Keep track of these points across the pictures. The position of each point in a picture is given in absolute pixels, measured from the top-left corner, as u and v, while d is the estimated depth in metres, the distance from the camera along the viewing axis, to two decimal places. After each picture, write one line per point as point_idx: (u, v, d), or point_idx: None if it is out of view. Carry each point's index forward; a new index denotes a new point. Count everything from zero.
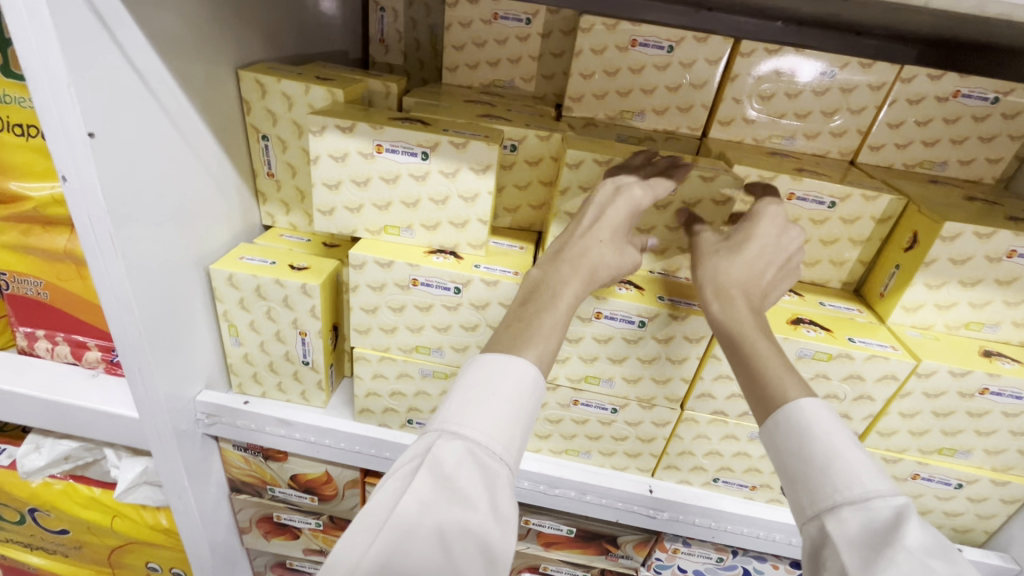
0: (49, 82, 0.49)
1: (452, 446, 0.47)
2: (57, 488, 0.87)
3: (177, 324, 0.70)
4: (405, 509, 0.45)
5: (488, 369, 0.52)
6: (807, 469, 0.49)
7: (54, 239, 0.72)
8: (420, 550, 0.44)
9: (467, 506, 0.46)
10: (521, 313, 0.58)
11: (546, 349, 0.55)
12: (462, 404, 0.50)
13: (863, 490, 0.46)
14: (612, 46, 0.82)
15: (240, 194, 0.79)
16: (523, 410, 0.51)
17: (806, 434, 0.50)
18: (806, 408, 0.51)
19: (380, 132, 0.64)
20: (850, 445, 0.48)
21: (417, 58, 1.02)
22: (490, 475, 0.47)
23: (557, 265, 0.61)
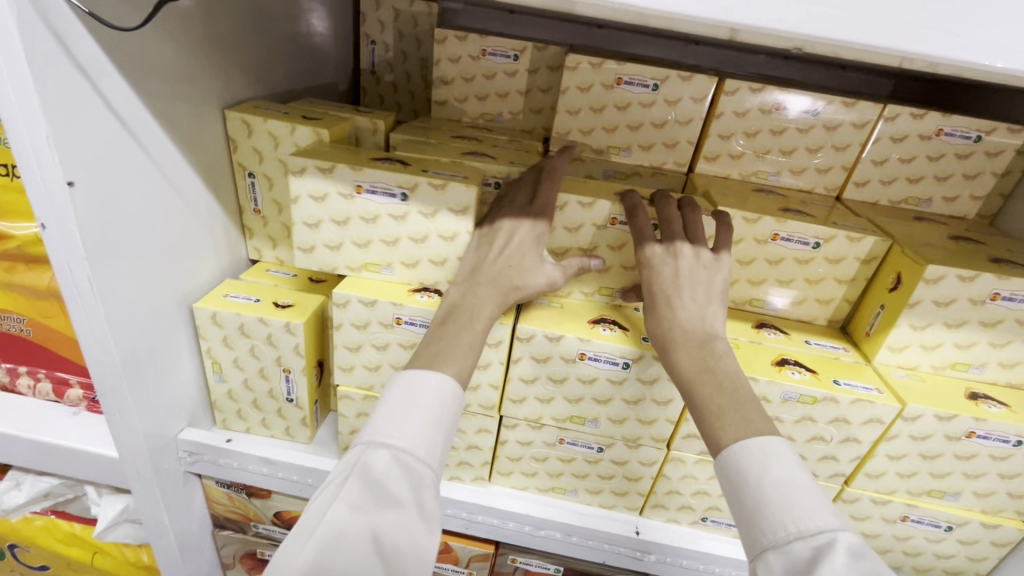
0: (28, 132, 0.50)
1: (379, 456, 0.48)
2: (37, 525, 0.86)
3: (159, 364, 0.69)
4: (335, 517, 0.45)
5: (408, 385, 0.53)
6: (744, 512, 0.50)
7: (38, 277, 0.72)
8: (351, 553, 0.45)
9: (396, 507, 0.47)
10: (441, 332, 0.59)
11: (465, 364, 0.57)
12: (387, 417, 0.51)
13: (789, 531, 0.46)
14: (598, 84, 0.83)
15: (226, 230, 0.79)
16: (443, 415, 0.52)
17: (742, 476, 0.51)
18: (741, 451, 0.52)
19: (360, 174, 0.64)
20: (782, 484, 0.49)
21: (408, 89, 1.03)
22: (416, 478, 0.48)
23: (475, 286, 0.62)
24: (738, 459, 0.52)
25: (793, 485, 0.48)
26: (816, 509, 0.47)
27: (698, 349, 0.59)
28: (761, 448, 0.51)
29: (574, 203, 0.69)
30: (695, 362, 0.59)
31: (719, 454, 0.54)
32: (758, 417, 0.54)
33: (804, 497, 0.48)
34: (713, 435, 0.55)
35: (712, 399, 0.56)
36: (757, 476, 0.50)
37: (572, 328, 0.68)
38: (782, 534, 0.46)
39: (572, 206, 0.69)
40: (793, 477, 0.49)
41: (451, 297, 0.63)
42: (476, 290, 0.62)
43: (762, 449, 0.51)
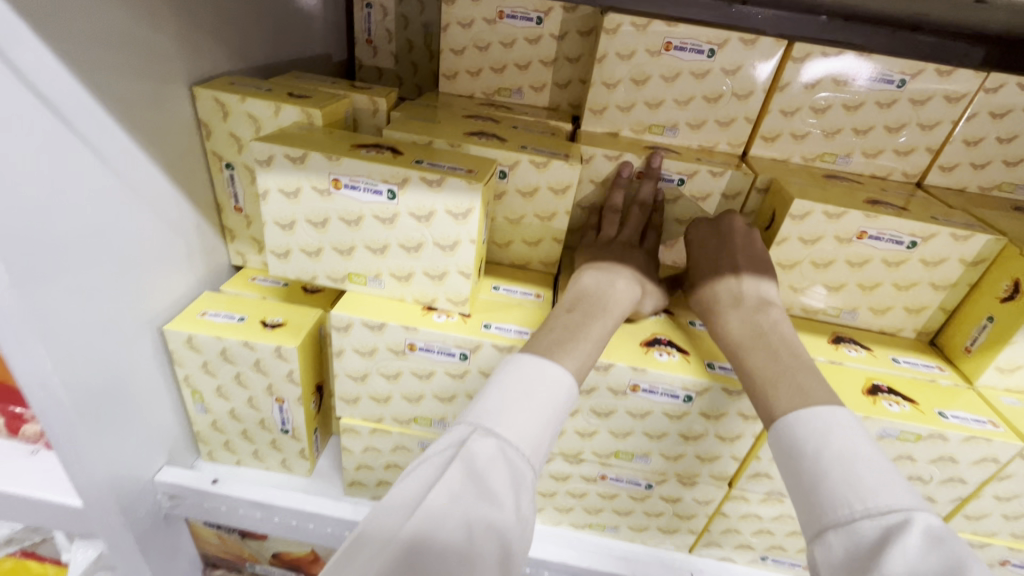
0: None
1: (487, 445, 0.42)
2: (6, 566, 0.76)
3: (128, 398, 0.59)
4: (435, 505, 0.38)
5: (524, 369, 0.48)
6: (800, 487, 0.44)
7: None
8: (448, 548, 0.37)
9: (496, 503, 0.40)
10: (567, 318, 0.54)
11: (587, 359, 0.51)
12: (493, 402, 0.45)
13: (847, 508, 0.40)
14: (641, 50, 0.70)
15: (201, 232, 0.66)
16: (553, 415, 0.47)
17: (794, 445, 0.45)
18: (795, 420, 0.46)
19: (337, 164, 0.52)
20: (844, 458, 0.42)
21: (410, 60, 0.89)
22: (518, 478, 0.42)
23: (609, 276, 0.60)
24: (790, 428, 0.46)
25: (856, 460, 0.42)
26: (882, 487, 0.40)
27: (742, 315, 0.56)
28: (820, 419, 0.45)
29: (600, 156, 0.67)
30: (746, 329, 0.55)
31: (768, 421, 0.48)
32: (817, 384, 0.49)
33: (872, 473, 0.41)
34: (763, 403, 0.50)
35: (765, 363, 0.52)
36: (815, 448, 0.44)
37: (622, 353, 0.56)
38: (843, 512, 0.40)
39: (599, 159, 0.68)
40: (854, 453, 0.42)
41: (582, 283, 0.60)
42: (609, 279, 0.59)
43: (822, 420, 0.45)
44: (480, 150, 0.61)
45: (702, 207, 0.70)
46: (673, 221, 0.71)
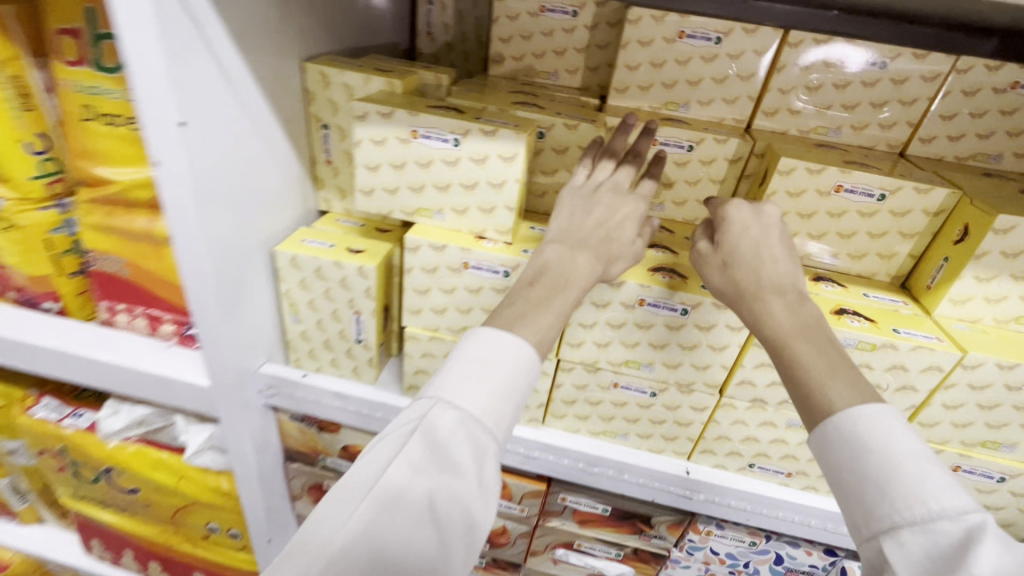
0: (149, 77, 0.54)
1: (448, 421, 0.52)
2: (130, 450, 0.96)
3: (246, 301, 0.76)
4: (397, 476, 0.50)
5: (484, 351, 0.55)
6: (862, 485, 0.48)
7: (134, 221, 0.79)
8: (408, 512, 0.49)
9: (455, 473, 0.51)
10: (529, 294, 0.61)
11: (546, 334, 0.59)
12: (455, 382, 0.54)
13: (921, 508, 0.44)
14: (659, 37, 0.83)
15: (300, 179, 0.83)
16: (512, 390, 0.55)
17: (852, 441, 0.49)
18: (855, 415, 0.50)
19: (416, 118, 0.68)
20: (909, 460, 0.47)
21: (462, 49, 1.06)
22: (478, 448, 0.52)
23: (572, 252, 0.64)
24: (848, 421, 0.50)
25: (920, 461, 0.46)
26: (952, 490, 0.45)
27: (786, 305, 0.59)
28: (877, 418, 0.49)
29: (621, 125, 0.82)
30: (795, 319, 0.58)
31: (827, 415, 0.51)
32: (861, 381, 0.54)
33: (936, 473, 0.46)
34: (819, 396, 0.53)
35: (815, 357, 0.55)
36: (879, 448, 0.48)
37: (633, 275, 0.70)
38: (918, 515, 0.44)
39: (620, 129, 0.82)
40: (915, 454, 0.47)
41: (545, 257, 0.64)
42: (571, 255, 0.63)
43: (878, 420, 0.49)
44: (524, 115, 0.76)
45: (708, 170, 0.83)
46: (683, 182, 0.85)
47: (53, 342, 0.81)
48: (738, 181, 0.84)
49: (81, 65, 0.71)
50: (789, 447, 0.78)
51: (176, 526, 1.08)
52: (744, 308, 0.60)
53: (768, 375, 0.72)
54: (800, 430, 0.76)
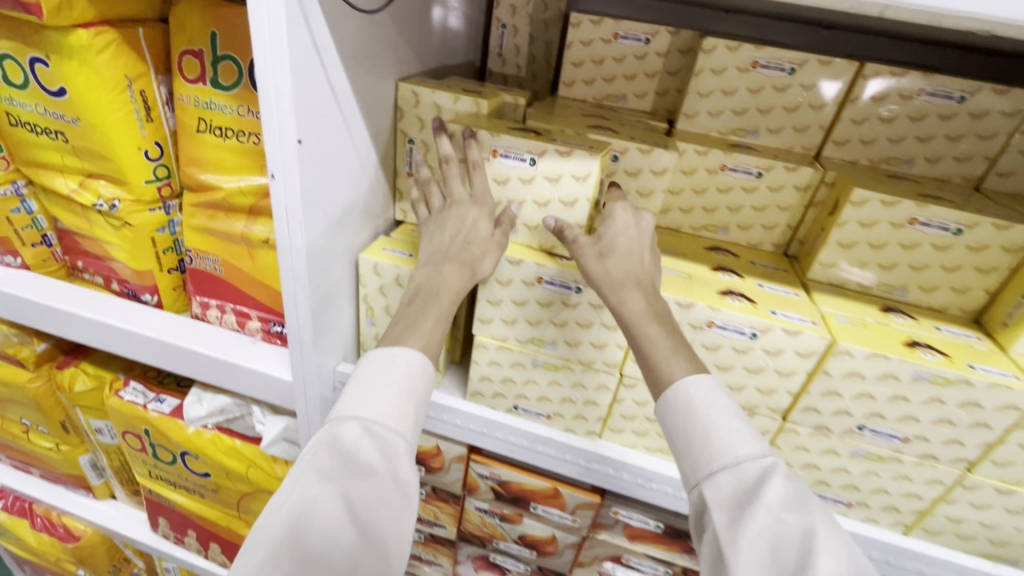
0: (276, 101, 0.60)
1: (353, 431, 0.58)
2: (207, 437, 1.03)
3: (331, 301, 0.81)
4: (313, 485, 0.57)
5: (376, 364, 0.63)
6: (689, 441, 0.60)
7: (233, 224, 0.86)
8: (329, 512, 0.56)
9: (368, 473, 0.57)
10: (407, 312, 0.67)
11: (431, 336, 0.66)
12: (356, 396, 0.61)
13: (732, 457, 0.57)
14: (733, 67, 0.85)
15: (383, 190, 0.89)
16: (410, 392, 0.61)
17: (683, 413, 0.61)
18: (691, 390, 0.61)
19: (497, 139, 0.73)
20: (722, 420, 0.59)
21: (532, 70, 1.10)
22: (385, 447, 0.58)
23: (437, 266, 0.70)
24: (681, 398, 0.61)
25: (730, 420, 0.59)
26: (749, 440, 0.58)
27: (645, 296, 0.66)
28: (704, 393, 0.61)
29: (691, 150, 0.85)
30: (654, 308, 0.65)
31: (672, 393, 0.62)
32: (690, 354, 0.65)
33: (737, 426, 0.59)
34: (666, 379, 0.63)
35: (665, 340, 0.64)
36: (704, 412, 0.60)
37: (703, 297, 0.72)
38: (726, 463, 0.57)
39: (691, 154, 0.85)
40: (725, 417, 0.59)
41: (416, 278, 0.70)
42: (438, 270, 0.69)
43: (703, 395, 0.61)
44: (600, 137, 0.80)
45: (776, 197, 0.85)
46: (750, 207, 0.87)
47: (145, 326, 0.89)
48: (807, 208, 0.85)
49: (200, 82, 0.79)
50: (851, 476, 0.77)
51: (239, 511, 1.14)
52: (610, 297, 0.66)
53: (835, 403, 0.72)
54: (863, 461, 0.75)
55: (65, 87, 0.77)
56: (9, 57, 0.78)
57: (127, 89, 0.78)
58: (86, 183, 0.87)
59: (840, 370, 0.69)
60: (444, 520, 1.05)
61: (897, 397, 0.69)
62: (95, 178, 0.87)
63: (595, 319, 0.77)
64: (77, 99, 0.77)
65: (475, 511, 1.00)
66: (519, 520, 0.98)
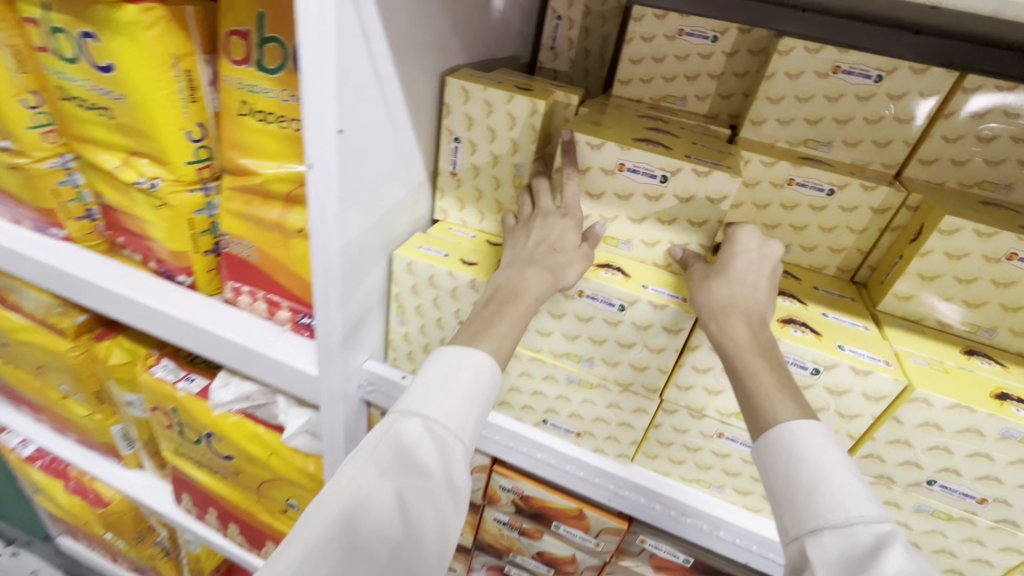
0: (319, 86, 0.56)
1: (413, 426, 0.56)
2: (231, 420, 1.03)
3: (366, 297, 0.79)
4: (366, 478, 0.54)
5: (446, 358, 0.60)
6: (793, 489, 0.51)
7: (269, 211, 0.84)
8: (380, 508, 0.54)
9: (423, 475, 0.55)
10: (482, 311, 0.65)
11: (504, 342, 0.62)
12: (421, 391, 0.58)
13: (843, 515, 0.47)
14: (810, 71, 0.78)
15: (422, 185, 0.85)
16: (476, 395, 0.58)
17: (787, 455, 0.52)
18: (795, 429, 0.53)
19: (626, 153, 0.70)
20: (833, 472, 0.50)
21: (583, 66, 1.04)
22: (444, 450, 0.55)
23: (520, 269, 0.67)
24: (781, 435, 0.53)
25: (845, 476, 0.50)
26: (867, 501, 0.48)
27: (750, 326, 0.61)
28: (812, 434, 0.52)
29: (756, 160, 0.78)
30: (756, 338, 0.60)
31: (771, 427, 0.54)
32: (798, 393, 0.57)
33: (853, 484, 0.49)
34: (767, 409, 0.56)
35: (766, 375, 0.58)
36: (813, 457, 0.51)
37: None
38: (834, 520, 0.47)
39: (755, 164, 0.78)
40: (845, 472, 0.50)
41: (496, 279, 0.68)
42: (520, 272, 0.67)
43: (809, 438, 0.52)
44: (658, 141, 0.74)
45: (848, 218, 0.77)
46: (817, 227, 0.79)
47: (190, 316, 0.87)
48: (881, 232, 0.78)
49: (245, 64, 0.76)
50: (915, 533, 0.69)
51: (259, 495, 1.14)
52: (711, 325, 0.63)
53: (902, 453, 0.65)
54: (928, 517, 0.68)
55: (113, 63, 0.76)
56: (62, 31, 0.78)
57: (173, 67, 0.77)
58: (129, 160, 0.87)
59: (913, 419, 0.62)
60: (461, 528, 1.01)
61: (977, 454, 0.61)
62: (139, 156, 0.86)
63: (637, 339, 0.72)
64: (124, 76, 0.76)
65: (493, 522, 0.97)
66: (539, 537, 0.94)
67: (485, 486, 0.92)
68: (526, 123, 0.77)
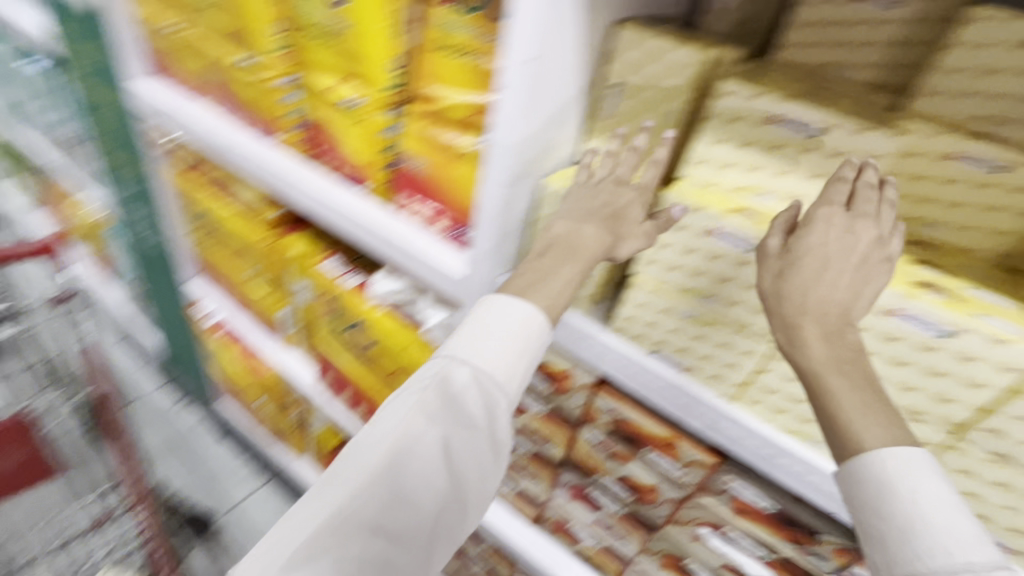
0: (522, 23, 0.76)
1: (462, 374, 0.82)
2: (377, 314, 1.22)
3: (507, 221, 0.93)
4: (417, 423, 0.81)
5: (500, 309, 0.83)
6: (891, 530, 0.58)
7: (445, 134, 0.97)
8: (426, 442, 0.82)
9: (466, 418, 0.83)
10: (539, 263, 0.85)
11: (556, 299, 0.83)
12: (467, 345, 0.83)
13: (947, 558, 0.54)
14: (1011, 39, 0.71)
15: (577, 124, 0.94)
16: (521, 355, 0.83)
17: (877, 486, 0.59)
18: (892, 472, 0.58)
19: (783, 106, 0.74)
20: (934, 517, 0.56)
21: (751, 26, 0.97)
22: (484, 397, 0.82)
23: (579, 225, 0.84)
24: (871, 466, 0.59)
25: (944, 517, 0.56)
26: (968, 538, 0.55)
27: (823, 335, 0.64)
28: (908, 478, 0.58)
29: (925, 126, 0.69)
30: (834, 351, 0.63)
31: (862, 462, 0.60)
32: (879, 417, 0.61)
33: (953, 522, 0.56)
34: (851, 431, 0.61)
35: (847, 397, 0.62)
36: (912, 502, 0.57)
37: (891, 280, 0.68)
38: (936, 565, 0.55)
39: (924, 129, 0.70)
40: (943, 512, 0.57)
41: (556, 232, 0.85)
42: (577, 227, 0.83)
43: (907, 482, 0.58)
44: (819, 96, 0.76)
45: None
46: None
47: (371, 221, 1.07)
48: None
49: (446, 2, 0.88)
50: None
51: (387, 384, 1.35)
52: (780, 334, 0.66)
53: None
54: None
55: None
56: None
57: (392, 3, 0.92)
58: (344, 81, 1.06)
59: None
60: (555, 442, 1.14)
61: None
62: (351, 79, 1.04)
63: None
64: (358, 10, 0.95)
65: (586, 441, 1.07)
66: (628, 461, 1.03)
67: (587, 405, 1.03)
68: (685, 73, 0.81)
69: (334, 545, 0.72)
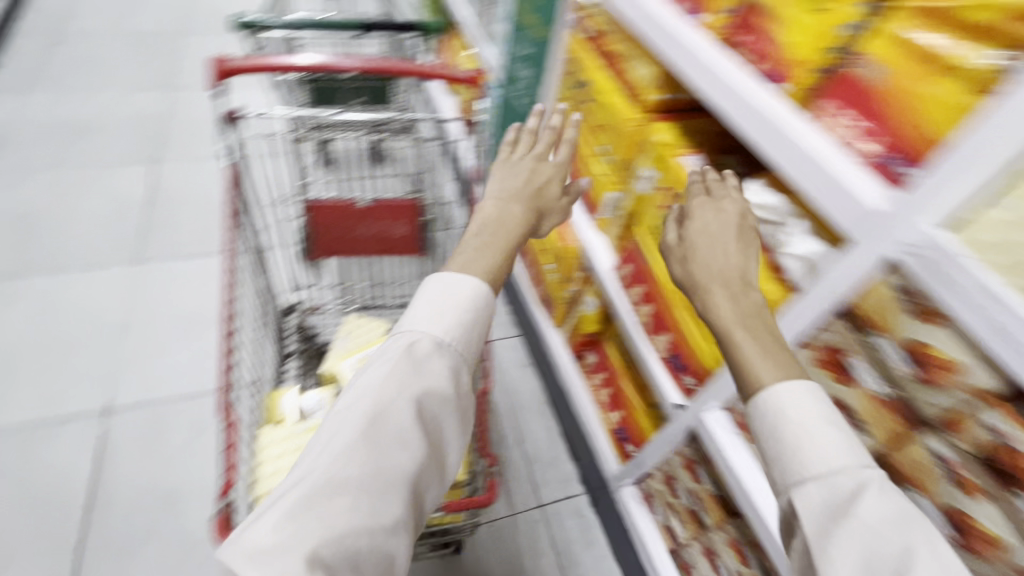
0: None
1: (425, 344, 1.00)
2: None
3: (968, 161, 0.72)
4: (382, 398, 0.95)
5: (445, 282, 1.04)
6: (780, 443, 0.88)
7: (935, 38, 0.78)
8: (396, 421, 0.95)
9: (430, 377, 0.99)
10: (474, 241, 1.13)
11: (502, 204, 1.21)
12: (430, 300, 1.03)
13: (815, 471, 0.83)
14: None
15: None
16: (473, 314, 1.03)
17: (773, 413, 0.89)
18: (777, 394, 0.90)
19: None
20: (806, 433, 0.86)
21: None
22: (443, 356, 1.01)
23: (495, 201, 1.21)
24: (769, 398, 0.90)
25: (810, 430, 0.86)
26: (834, 442, 0.84)
27: (727, 296, 1.02)
28: (785, 402, 0.89)
29: None
30: (734, 306, 1.01)
31: (760, 393, 0.91)
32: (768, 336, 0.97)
33: (825, 432, 0.85)
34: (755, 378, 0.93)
35: (757, 340, 0.96)
36: (787, 416, 0.88)
37: None
38: (805, 472, 0.84)
39: None
40: (811, 421, 0.86)
41: (486, 208, 1.20)
42: (499, 202, 1.21)
43: (782, 403, 0.89)
44: None
45: None
46: None
47: (783, 122, 0.97)
48: None
49: None
50: None
51: None
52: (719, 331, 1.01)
53: None
54: None
55: None
56: None
57: None
58: None
59: None
60: (875, 431, 1.00)
61: None
62: None
63: None
64: None
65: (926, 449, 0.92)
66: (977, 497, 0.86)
67: (957, 413, 0.85)
68: None
69: (334, 489, 0.86)
